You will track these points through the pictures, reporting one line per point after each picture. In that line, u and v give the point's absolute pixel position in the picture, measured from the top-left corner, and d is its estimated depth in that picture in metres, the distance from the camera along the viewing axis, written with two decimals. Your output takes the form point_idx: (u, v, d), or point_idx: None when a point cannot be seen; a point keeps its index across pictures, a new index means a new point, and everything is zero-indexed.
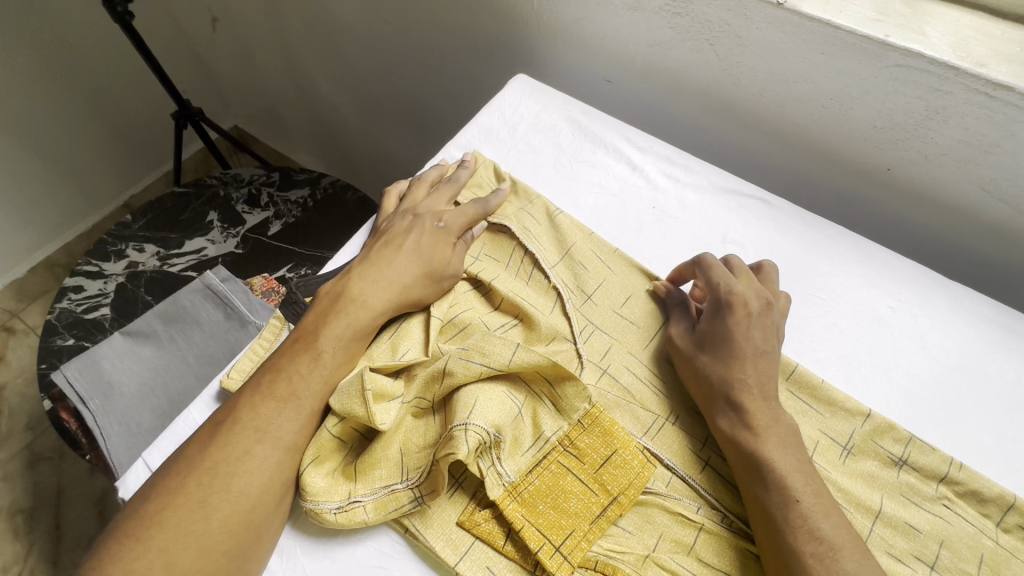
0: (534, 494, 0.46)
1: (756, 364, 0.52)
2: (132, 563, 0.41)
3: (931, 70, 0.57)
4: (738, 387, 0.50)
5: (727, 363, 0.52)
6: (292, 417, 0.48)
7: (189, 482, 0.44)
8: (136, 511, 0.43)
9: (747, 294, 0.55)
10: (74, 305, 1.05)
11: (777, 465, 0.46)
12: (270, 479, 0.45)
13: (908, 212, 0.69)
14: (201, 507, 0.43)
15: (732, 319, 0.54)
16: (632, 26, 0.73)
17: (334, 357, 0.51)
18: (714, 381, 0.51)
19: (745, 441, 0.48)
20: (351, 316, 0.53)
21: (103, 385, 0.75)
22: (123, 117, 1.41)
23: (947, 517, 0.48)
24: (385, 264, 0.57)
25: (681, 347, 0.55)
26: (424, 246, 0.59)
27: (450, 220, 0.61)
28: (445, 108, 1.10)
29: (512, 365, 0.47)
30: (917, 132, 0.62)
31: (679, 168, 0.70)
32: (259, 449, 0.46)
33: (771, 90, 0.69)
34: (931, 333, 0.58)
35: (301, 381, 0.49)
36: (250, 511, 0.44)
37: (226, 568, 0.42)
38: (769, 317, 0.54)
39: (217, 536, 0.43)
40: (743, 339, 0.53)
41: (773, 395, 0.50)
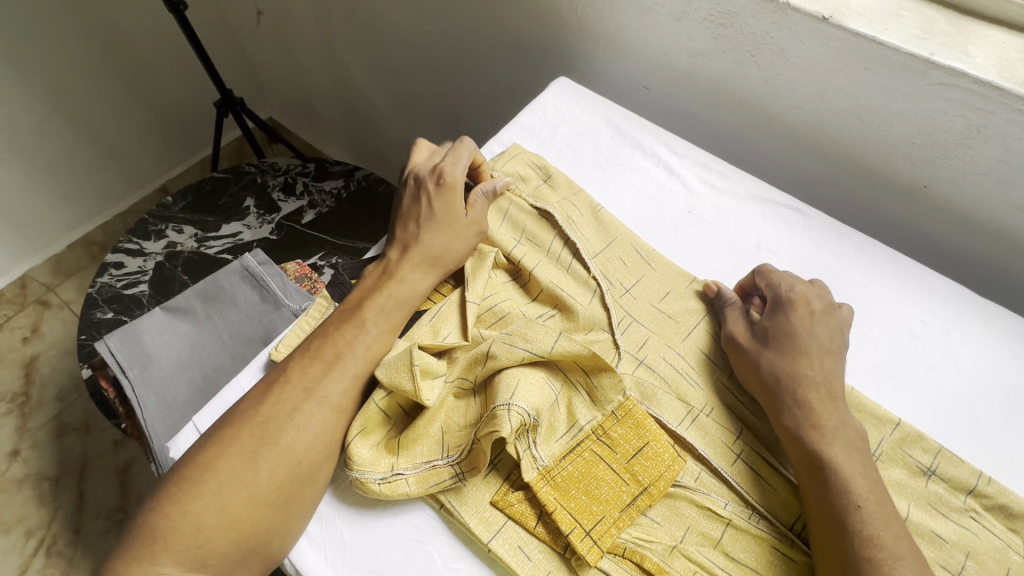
0: (566, 479, 0.48)
1: (821, 360, 0.54)
2: (188, 505, 0.44)
3: (974, 89, 0.58)
4: (807, 385, 0.52)
5: (794, 358, 0.54)
6: (340, 378, 0.51)
7: (242, 433, 0.47)
8: (192, 458, 0.47)
9: (808, 293, 0.57)
10: (114, 280, 1.09)
11: (842, 468, 0.47)
12: (319, 433, 0.48)
13: (943, 230, 0.69)
14: (252, 457, 0.46)
15: (795, 315, 0.56)
16: (674, 35, 0.75)
17: (377, 326, 0.54)
18: (781, 377, 0.53)
19: (812, 442, 0.49)
20: (392, 289, 0.57)
21: (143, 356, 0.78)
22: (168, 104, 1.46)
23: (974, 529, 0.49)
24: (429, 239, 0.60)
25: (740, 344, 0.56)
26: (437, 208, 0.61)
27: (450, 174, 0.62)
28: (482, 108, 1.12)
29: (553, 353, 0.49)
30: (957, 151, 0.63)
31: (716, 175, 0.71)
32: (306, 406, 0.49)
33: (810, 102, 0.70)
34: (962, 349, 0.59)
35: (347, 346, 0.52)
36: (296, 465, 0.47)
37: (271, 519, 0.45)
38: (832, 317, 0.57)
39: (265, 486, 0.45)
40: (809, 335, 0.55)
41: (840, 394, 0.52)
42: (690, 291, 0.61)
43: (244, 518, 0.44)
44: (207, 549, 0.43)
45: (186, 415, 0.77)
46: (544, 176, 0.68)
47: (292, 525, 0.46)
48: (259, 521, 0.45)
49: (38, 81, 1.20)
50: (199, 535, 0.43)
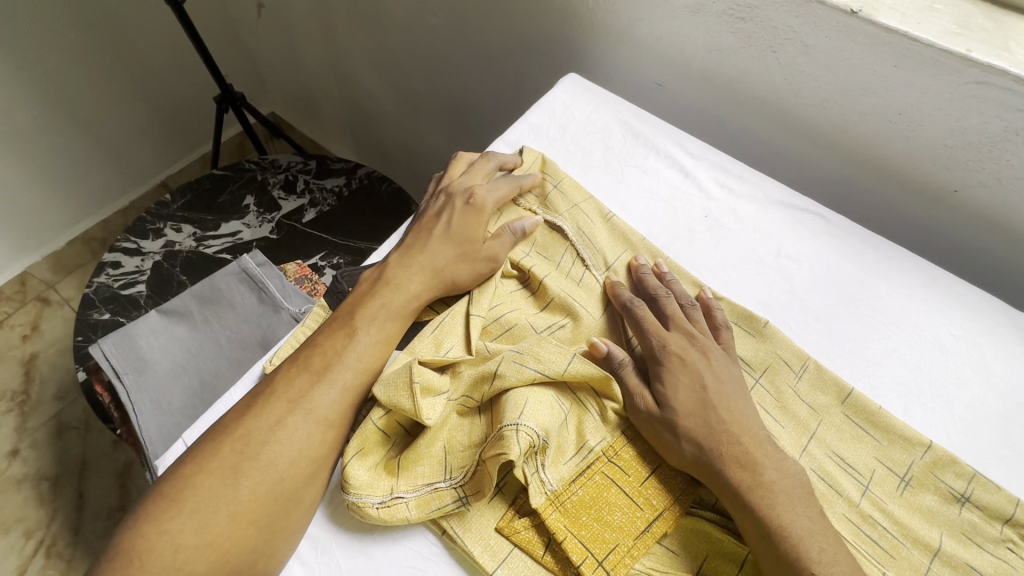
0: (577, 504, 0.45)
1: (730, 409, 0.48)
2: (165, 524, 0.41)
3: (1015, 89, 0.54)
4: (730, 441, 0.46)
5: (704, 418, 0.47)
6: (324, 393, 0.48)
7: (223, 447, 0.45)
8: (173, 475, 0.44)
9: (682, 345, 0.52)
10: (111, 280, 1.06)
11: (792, 534, 0.42)
12: (304, 449, 0.46)
13: (973, 236, 0.66)
14: (233, 472, 0.43)
15: (677, 369, 0.50)
16: (691, 30, 0.71)
17: (369, 335, 0.52)
18: (702, 444, 0.46)
19: (756, 508, 0.43)
20: (385, 297, 0.54)
21: (137, 361, 0.75)
22: (167, 99, 1.43)
23: (1012, 561, 0.46)
24: (434, 253, 0.58)
25: (652, 416, 0.48)
26: (457, 227, 0.59)
27: (481, 199, 0.61)
28: (488, 106, 1.09)
29: (567, 375, 0.47)
30: (993, 154, 0.59)
31: (733, 178, 0.68)
32: (290, 420, 0.46)
33: (833, 102, 0.66)
34: (995, 365, 0.56)
35: (336, 355, 0.50)
36: (279, 483, 0.44)
37: (255, 540, 0.42)
38: (714, 362, 0.51)
39: (247, 504, 0.43)
40: (707, 386, 0.49)
41: (762, 436, 0.47)
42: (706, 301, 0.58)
43: (224, 538, 0.41)
44: (186, 572, 0.40)
45: (181, 422, 0.74)
46: (553, 179, 0.65)
47: (276, 548, 0.43)
48: (241, 542, 0.42)
49: (34, 75, 1.17)
50: (177, 557, 0.40)
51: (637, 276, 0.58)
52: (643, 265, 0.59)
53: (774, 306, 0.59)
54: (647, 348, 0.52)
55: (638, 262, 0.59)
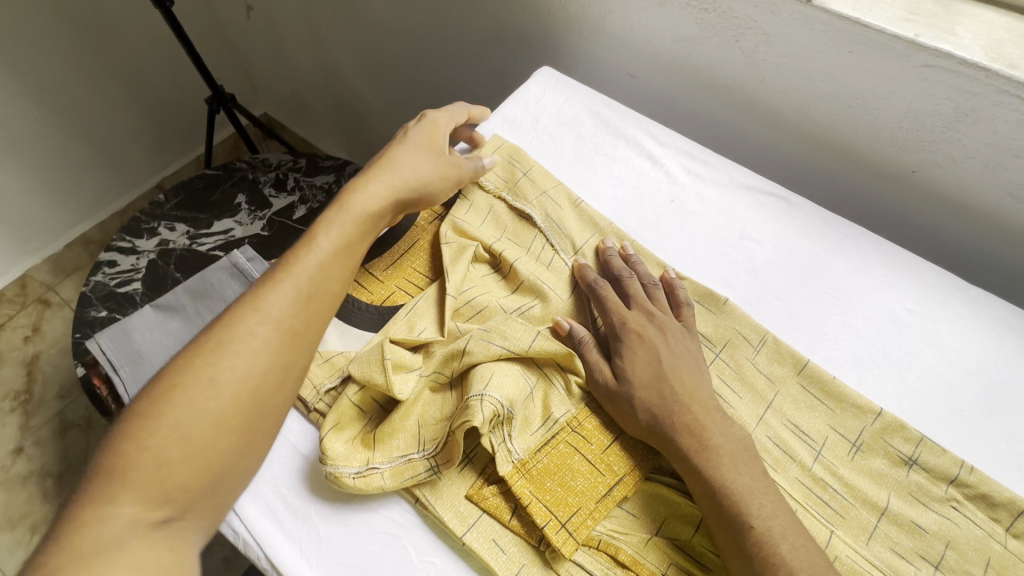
0: (542, 472, 0.48)
1: (683, 382, 0.51)
2: (144, 442, 0.40)
3: (961, 71, 0.56)
4: (681, 412, 0.49)
5: (658, 390, 0.50)
6: (288, 293, 0.47)
7: (193, 360, 0.43)
8: (142, 400, 0.42)
9: (641, 322, 0.55)
10: (108, 278, 1.09)
11: (740, 494, 0.45)
12: (277, 353, 0.45)
13: (932, 215, 0.68)
14: (211, 384, 0.42)
15: (635, 345, 0.53)
16: (658, 21, 0.73)
17: (331, 243, 0.52)
18: (655, 415, 0.49)
19: (706, 470, 0.46)
20: (351, 205, 0.55)
21: (133, 354, 0.79)
22: (160, 102, 1.46)
23: (955, 519, 0.48)
24: (393, 159, 0.59)
25: (610, 390, 0.51)
26: (409, 141, 0.62)
27: (433, 119, 0.65)
28: (471, 101, 1.11)
29: (531, 351, 0.50)
30: (945, 134, 0.61)
31: (699, 163, 0.70)
32: (259, 326, 0.45)
33: (795, 89, 0.69)
34: (948, 337, 0.58)
35: (301, 263, 0.50)
36: (257, 390, 0.43)
37: (237, 446, 0.42)
38: (671, 338, 0.54)
39: (229, 413, 0.42)
40: (661, 361, 0.52)
41: (714, 406, 0.50)
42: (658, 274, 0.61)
43: (211, 443, 0.41)
44: (171, 484, 0.39)
45: None
46: (523, 167, 0.67)
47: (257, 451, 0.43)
48: (228, 446, 0.42)
49: (30, 81, 1.20)
50: (162, 471, 0.39)
51: (604, 258, 0.61)
52: (610, 246, 0.62)
53: (736, 286, 0.62)
54: (609, 326, 0.55)
55: (605, 244, 0.62)
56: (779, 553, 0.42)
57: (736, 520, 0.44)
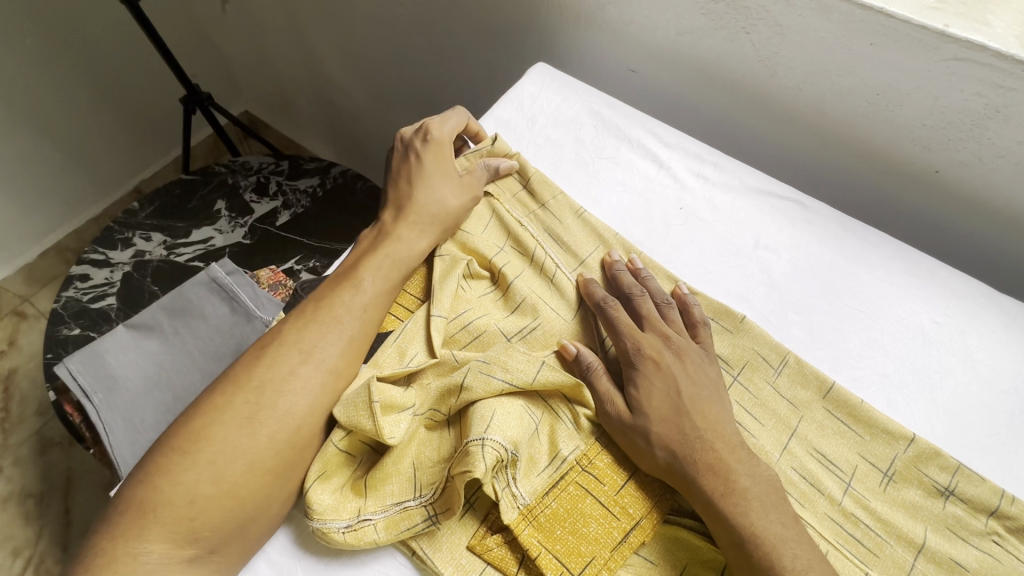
0: (550, 518, 0.44)
1: (704, 415, 0.47)
2: (181, 476, 0.42)
3: (993, 64, 0.52)
4: (703, 450, 0.45)
5: (677, 424, 0.46)
6: (333, 336, 0.50)
7: (236, 399, 0.45)
8: (184, 429, 0.45)
9: (656, 346, 0.50)
10: (81, 294, 1.03)
11: (768, 542, 0.41)
12: (313, 399, 0.47)
13: (956, 217, 0.64)
14: (250, 423, 0.45)
15: (648, 374, 0.49)
16: (661, 12, 0.68)
17: (373, 285, 0.53)
18: (675, 453, 0.45)
19: (732, 514, 0.42)
20: (389, 248, 0.56)
21: (107, 379, 0.72)
22: (133, 102, 1.38)
23: (997, 555, 0.45)
24: (422, 195, 0.59)
25: (625, 425, 0.46)
26: (428, 168, 0.60)
27: (438, 132, 0.62)
28: (461, 98, 1.06)
29: (536, 384, 0.45)
30: (973, 133, 0.57)
31: (709, 166, 0.65)
32: (303, 368, 0.47)
33: (810, 84, 0.64)
34: (979, 352, 0.54)
35: (343, 305, 0.52)
36: (295, 430, 0.46)
37: (271, 486, 0.44)
38: (688, 364, 0.50)
39: (266, 453, 0.44)
40: (681, 391, 0.48)
41: (736, 443, 0.46)
42: (668, 286, 0.57)
43: (240, 485, 0.43)
44: (201, 520, 0.41)
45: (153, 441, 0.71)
46: (523, 177, 0.63)
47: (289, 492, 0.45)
48: (257, 489, 0.43)
49: None
50: (193, 506, 0.41)
51: (611, 274, 0.56)
52: (618, 260, 0.57)
53: (753, 300, 0.58)
54: (620, 351, 0.51)
55: (611, 258, 0.57)
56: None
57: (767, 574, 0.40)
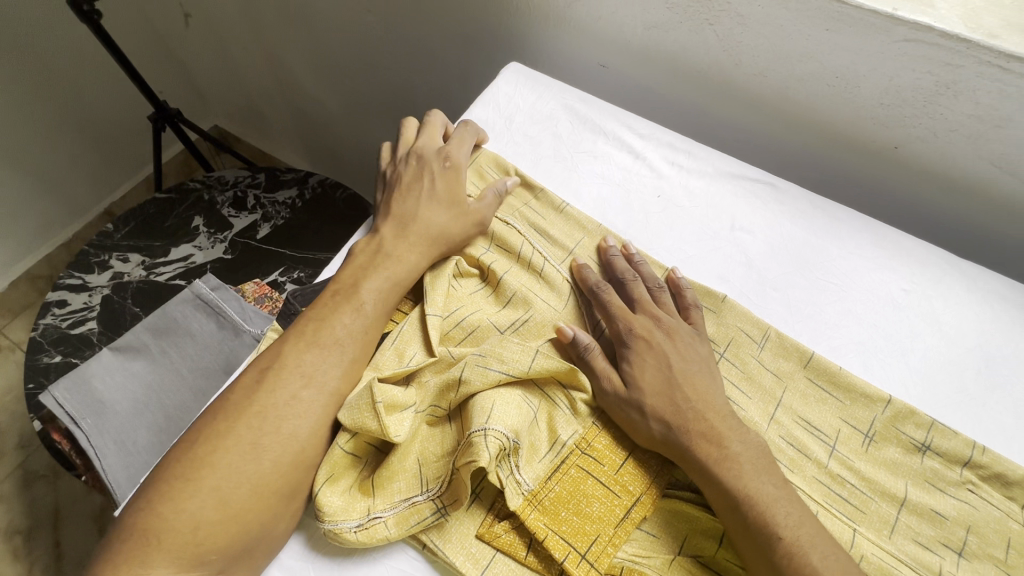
0: (555, 501, 0.45)
1: (694, 387, 0.49)
2: (183, 504, 0.41)
3: (941, 44, 0.55)
4: (696, 418, 0.47)
5: (669, 397, 0.48)
6: (334, 359, 0.49)
7: (239, 424, 0.45)
8: (184, 455, 0.44)
9: (648, 326, 0.53)
10: (59, 320, 1.01)
11: (763, 507, 0.43)
12: (315, 422, 0.47)
13: (919, 190, 0.67)
14: (254, 448, 0.44)
15: (642, 352, 0.51)
16: (628, 7, 0.70)
17: (375, 307, 0.53)
18: (669, 423, 0.47)
19: (728, 483, 0.44)
20: (390, 269, 0.55)
21: (95, 403, 0.71)
22: (100, 124, 1.35)
23: (973, 502, 0.48)
24: (427, 213, 0.58)
25: (618, 399, 0.48)
26: (440, 187, 0.60)
27: (456, 156, 0.63)
28: (435, 100, 1.06)
29: (531, 372, 0.46)
30: (927, 109, 0.60)
31: (682, 154, 0.68)
32: (306, 392, 0.47)
33: (773, 70, 0.66)
34: (945, 314, 0.57)
35: (344, 328, 0.51)
36: (299, 451, 0.46)
37: (276, 508, 0.44)
38: (680, 343, 0.52)
39: (270, 477, 0.44)
40: (673, 367, 0.50)
41: (727, 412, 0.48)
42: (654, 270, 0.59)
43: (245, 509, 0.42)
44: (207, 546, 0.41)
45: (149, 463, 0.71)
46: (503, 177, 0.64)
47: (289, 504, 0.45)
48: (262, 512, 0.43)
49: None
50: (198, 533, 0.41)
51: (606, 259, 0.58)
52: (611, 246, 0.59)
53: (733, 280, 0.60)
54: (615, 331, 0.53)
55: (607, 243, 0.59)
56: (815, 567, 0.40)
57: (762, 536, 0.42)
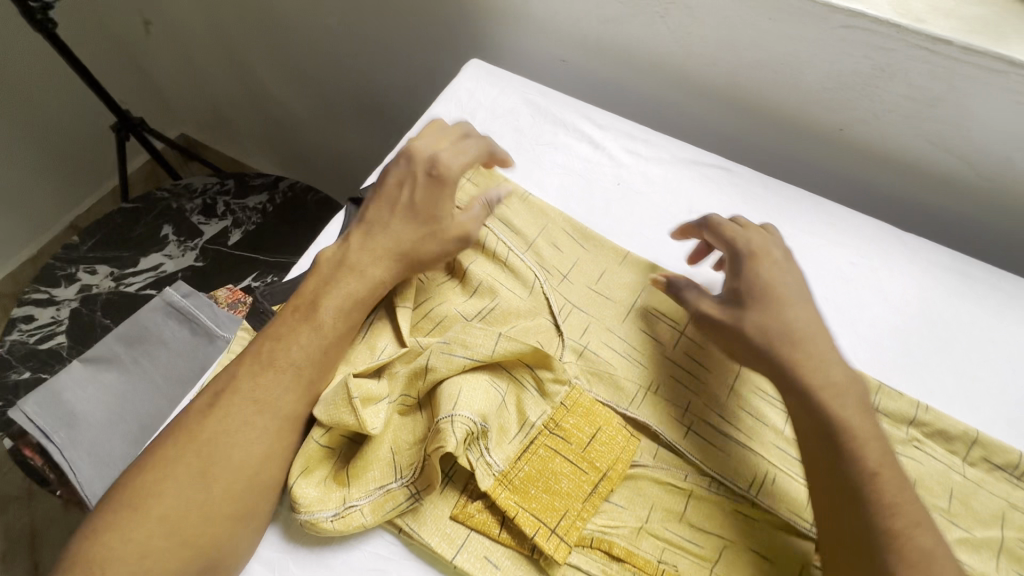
0: (525, 480, 0.47)
1: (805, 307, 0.53)
2: (130, 533, 0.41)
3: (875, 29, 0.58)
4: (800, 333, 0.51)
5: (775, 310, 0.52)
6: (288, 381, 0.48)
7: (187, 452, 0.44)
8: (133, 482, 0.44)
9: (767, 245, 0.56)
10: (26, 336, 0.99)
11: None
12: (268, 447, 0.46)
13: (865, 170, 0.71)
14: (201, 475, 0.43)
15: (760, 268, 0.55)
16: (582, 2, 0.72)
17: (334, 327, 0.51)
18: (767, 335, 0.51)
19: None
20: (350, 287, 0.52)
21: (67, 415, 0.70)
22: (62, 138, 1.33)
23: (918, 458, 0.50)
24: (401, 226, 0.55)
25: (716, 319, 0.53)
26: (422, 198, 0.57)
27: (447, 165, 0.58)
28: (402, 100, 1.07)
29: (496, 356, 0.48)
30: (866, 92, 0.64)
31: (640, 143, 0.70)
32: (259, 418, 0.46)
33: (724, 59, 0.69)
34: (890, 285, 0.61)
35: (299, 351, 0.49)
36: (252, 476, 0.45)
37: (229, 532, 0.43)
38: (793, 263, 0.56)
39: (221, 502, 0.43)
40: (779, 284, 0.53)
41: (815, 334, 0.51)
42: (626, 270, 0.61)
43: (195, 535, 0.42)
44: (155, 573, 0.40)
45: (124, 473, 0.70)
46: None
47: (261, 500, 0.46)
48: (215, 534, 0.43)
49: None
50: (145, 561, 0.41)
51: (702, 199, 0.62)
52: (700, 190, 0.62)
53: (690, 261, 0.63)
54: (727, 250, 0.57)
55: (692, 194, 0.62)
56: (890, 505, 0.42)
57: (840, 472, 0.44)
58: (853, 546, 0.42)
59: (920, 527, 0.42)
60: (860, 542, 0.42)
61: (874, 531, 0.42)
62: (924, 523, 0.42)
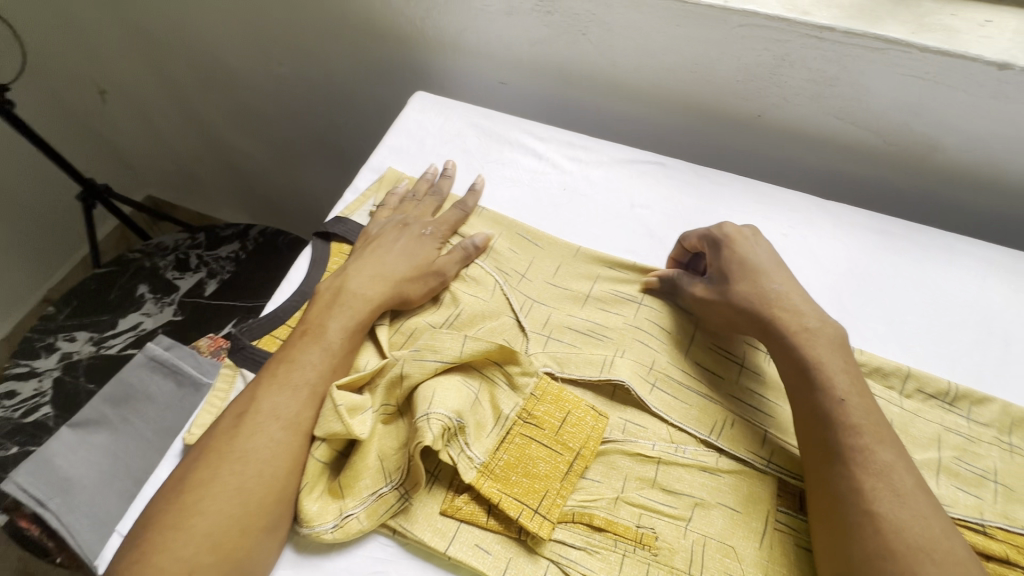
0: (505, 468, 0.50)
1: (780, 273, 0.58)
2: (178, 551, 0.42)
3: (768, 24, 0.65)
4: (779, 295, 0.56)
5: (754, 279, 0.57)
6: (301, 398, 0.51)
7: (221, 470, 0.46)
8: (161, 509, 0.45)
9: (738, 227, 0.62)
10: (11, 411, 0.99)
11: None
12: (290, 462, 0.48)
13: (788, 148, 0.78)
14: (236, 490, 0.45)
15: (736, 245, 0.60)
16: (510, 29, 0.78)
17: (343, 346, 0.55)
18: (752, 300, 0.56)
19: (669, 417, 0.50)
20: (354, 309, 0.57)
21: (61, 483, 0.70)
22: (29, 213, 1.34)
23: None
24: (387, 261, 0.61)
25: (707, 295, 0.59)
26: (409, 244, 0.64)
27: (433, 221, 0.67)
28: (359, 136, 1.12)
29: (464, 355, 0.52)
30: (774, 79, 0.70)
31: (580, 150, 0.76)
32: (280, 432, 0.49)
33: (645, 65, 0.76)
34: (820, 248, 0.67)
35: (312, 370, 0.52)
36: (277, 489, 0.47)
37: (260, 544, 0.45)
38: (761, 238, 0.61)
39: (255, 516, 0.45)
40: (755, 257, 0.59)
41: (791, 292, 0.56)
42: (580, 261, 0.65)
43: (234, 549, 0.44)
44: None
45: None
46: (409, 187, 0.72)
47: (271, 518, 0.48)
48: (247, 547, 0.45)
49: None
50: None
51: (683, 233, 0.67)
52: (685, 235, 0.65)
53: (639, 251, 0.68)
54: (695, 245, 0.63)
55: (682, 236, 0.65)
56: (846, 428, 0.47)
57: (813, 400, 0.50)
58: (830, 456, 0.47)
59: (884, 443, 0.46)
60: (828, 453, 0.47)
61: (851, 450, 0.46)
62: (889, 440, 0.47)
